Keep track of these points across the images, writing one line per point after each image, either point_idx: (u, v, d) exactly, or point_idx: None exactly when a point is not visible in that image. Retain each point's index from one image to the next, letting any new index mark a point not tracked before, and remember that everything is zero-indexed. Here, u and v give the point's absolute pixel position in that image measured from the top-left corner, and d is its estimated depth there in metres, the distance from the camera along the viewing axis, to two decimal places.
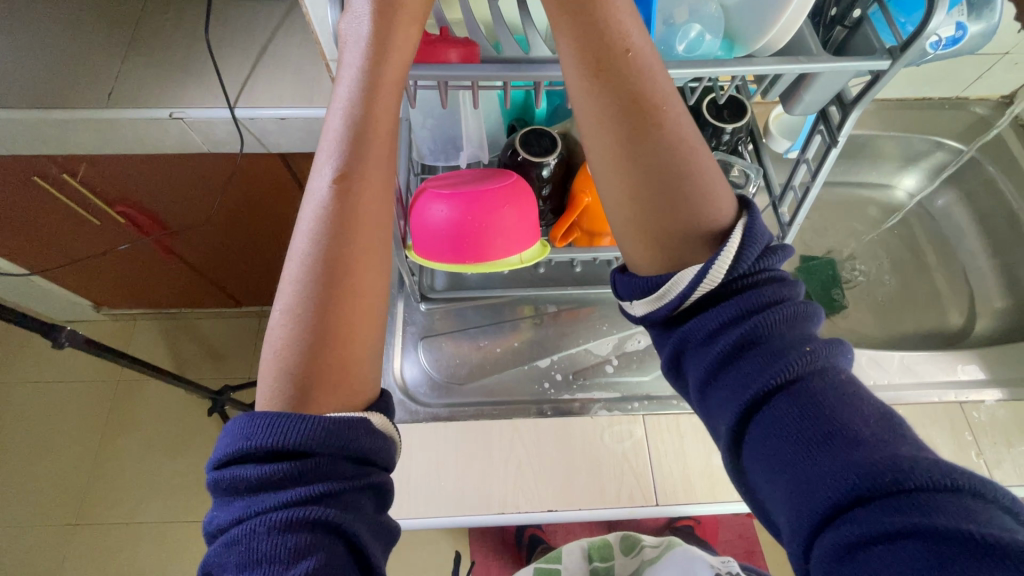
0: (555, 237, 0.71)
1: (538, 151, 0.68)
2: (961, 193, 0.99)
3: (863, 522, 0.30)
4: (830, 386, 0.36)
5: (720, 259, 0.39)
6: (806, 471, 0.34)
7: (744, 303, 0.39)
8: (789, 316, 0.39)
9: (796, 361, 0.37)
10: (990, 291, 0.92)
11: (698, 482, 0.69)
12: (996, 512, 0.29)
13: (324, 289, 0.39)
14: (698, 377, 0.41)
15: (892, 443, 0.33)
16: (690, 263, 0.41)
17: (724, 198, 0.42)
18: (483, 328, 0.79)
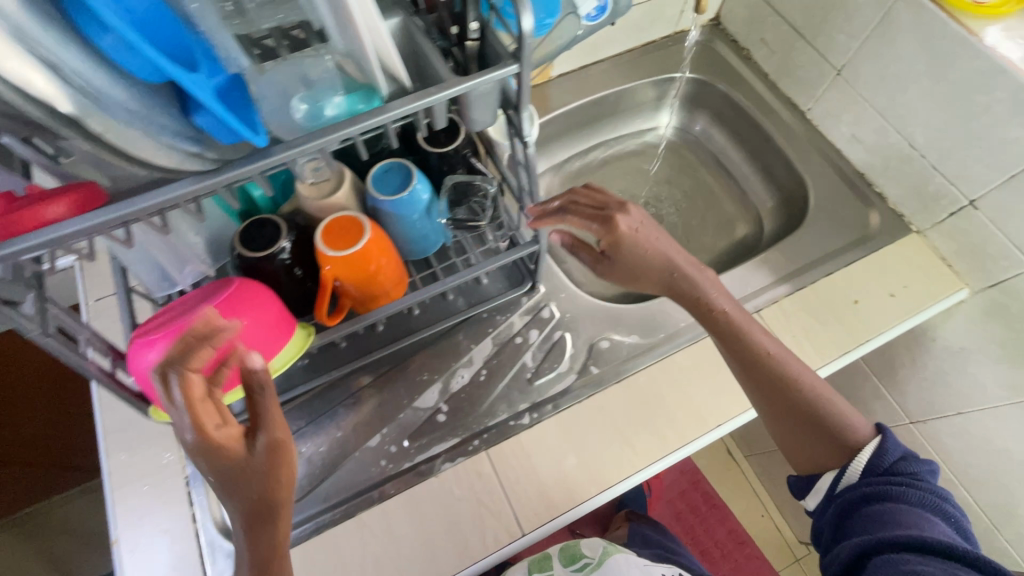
0: (326, 318, 0.66)
1: (268, 238, 0.63)
2: (711, 115, 1.06)
3: (905, 563, 0.50)
4: (917, 500, 0.56)
5: (854, 465, 0.60)
6: (868, 534, 0.55)
7: (856, 476, 0.60)
8: (919, 475, 0.58)
9: (896, 491, 0.57)
10: (760, 193, 1.00)
11: (556, 493, 0.68)
12: (975, 568, 0.48)
13: (256, 512, 0.51)
14: (820, 516, 0.63)
15: (923, 524, 0.53)
16: (833, 463, 0.62)
17: (861, 424, 0.63)
18: (301, 432, 0.73)
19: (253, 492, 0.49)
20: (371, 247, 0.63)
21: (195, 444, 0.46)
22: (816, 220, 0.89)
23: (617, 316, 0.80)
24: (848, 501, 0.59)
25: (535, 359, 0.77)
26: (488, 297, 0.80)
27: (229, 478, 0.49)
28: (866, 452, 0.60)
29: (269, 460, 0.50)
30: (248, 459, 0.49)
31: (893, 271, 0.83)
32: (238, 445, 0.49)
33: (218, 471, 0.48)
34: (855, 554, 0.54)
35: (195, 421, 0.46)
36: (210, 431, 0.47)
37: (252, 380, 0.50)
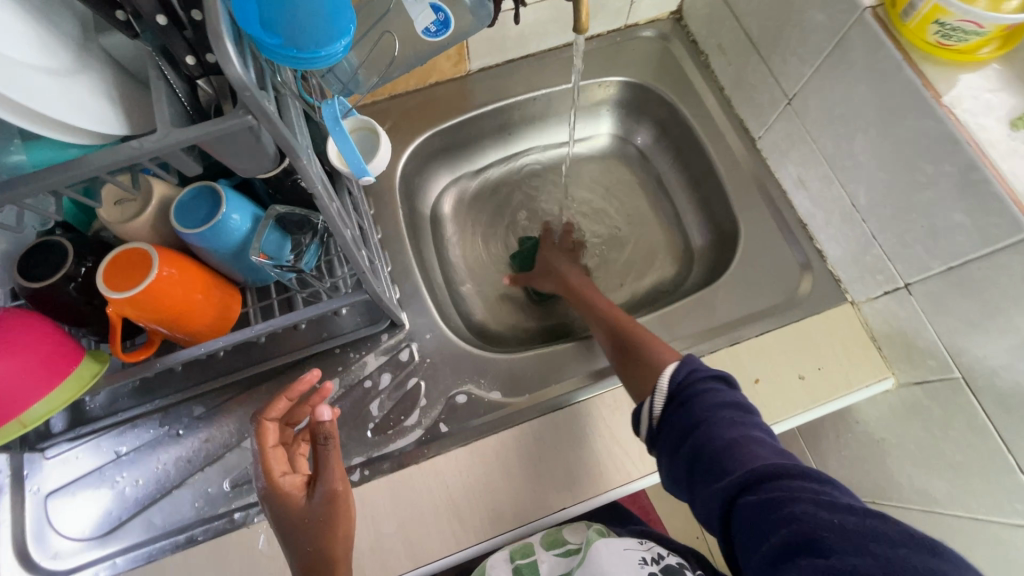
0: (124, 354, 0.59)
1: (53, 263, 0.56)
2: (657, 128, 0.92)
3: (777, 518, 0.46)
4: (733, 423, 0.54)
5: (658, 394, 0.60)
6: (720, 463, 0.52)
7: (666, 403, 0.60)
8: (715, 395, 0.57)
9: (714, 416, 0.55)
10: (694, 229, 0.88)
11: (367, 562, 0.63)
12: (831, 493, 0.47)
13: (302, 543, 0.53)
14: (660, 451, 0.59)
15: (748, 430, 0.54)
16: (659, 399, 0.60)
17: (702, 365, 0.61)
18: (120, 460, 0.69)
19: (308, 544, 0.53)
20: (165, 282, 0.56)
21: (265, 491, 0.55)
22: (738, 274, 0.77)
23: (483, 366, 0.73)
24: (683, 421, 0.57)
25: (382, 407, 0.70)
26: (341, 332, 0.72)
27: (291, 531, 0.54)
28: (664, 374, 0.61)
29: (327, 514, 0.54)
30: (311, 512, 0.54)
31: (810, 347, 0.71)
32: (300, 498, 0.55)
33: (280, 519, 0.54)
34: (726, 488, 0.51)
35: (270, 468, 0.56)
36: (279, 478, 0.56)
37: (316, 433, 0.57)
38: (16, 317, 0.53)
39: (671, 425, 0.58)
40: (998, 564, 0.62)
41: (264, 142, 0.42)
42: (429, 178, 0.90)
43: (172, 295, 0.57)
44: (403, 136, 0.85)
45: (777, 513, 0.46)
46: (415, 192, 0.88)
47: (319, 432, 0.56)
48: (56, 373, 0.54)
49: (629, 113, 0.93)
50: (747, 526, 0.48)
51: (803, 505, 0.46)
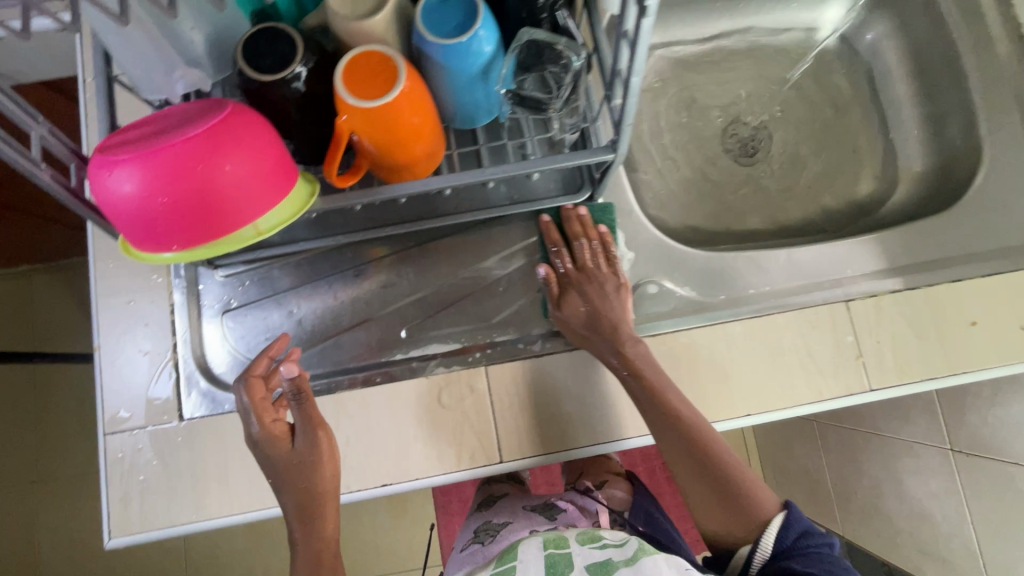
0: (334, 176, 0.53)
1: (271, 61, 0.49)
2: (894, 22, 0.79)
3: None
4: (820, 553, 0.55)
5: (765, 537, 0.56)
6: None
7: (766, 557, 0.56)
8: (809, 546, 0.56)
9: (797, 553, 0.55)
10: (911, 150, 0.78)
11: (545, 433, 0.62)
12: None
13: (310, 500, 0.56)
14: None
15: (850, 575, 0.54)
16: (749, 545, 0.57)
17: (766, 496, 0.59)
18: (295, 291, 0.66)
19: (301, 482, 0.55)
20: (402, 99, 0.48)
21: (258, 434, 0.56)
22: (971, 207, 0.68)
23: (676, 260, 0.68)
24: (787, 565, 0.55)
25: (565, 283, 0.67)
26: (535, 197, 0.66)
27: (280, 476, 0.56)
28: (770, 532, 0.56)
29: (311, 455, 0.56)
30: (297, 453, 0.56)
31: None
32: (287, 439, 0.56)
33: (279, 464, 0.56)
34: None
35: (311, 411, 0.56)
36: (269, 424, 0.56)
37: (296, 387, 0.55)
38: (244, 117, 0.46)
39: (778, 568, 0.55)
40: None
41: None
42: None
43: (401, 115, 0.50)
44: None
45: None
46: None
47: (296, 387, 0.55)
48: (265, 190, 0.47)
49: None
50: None
51: None
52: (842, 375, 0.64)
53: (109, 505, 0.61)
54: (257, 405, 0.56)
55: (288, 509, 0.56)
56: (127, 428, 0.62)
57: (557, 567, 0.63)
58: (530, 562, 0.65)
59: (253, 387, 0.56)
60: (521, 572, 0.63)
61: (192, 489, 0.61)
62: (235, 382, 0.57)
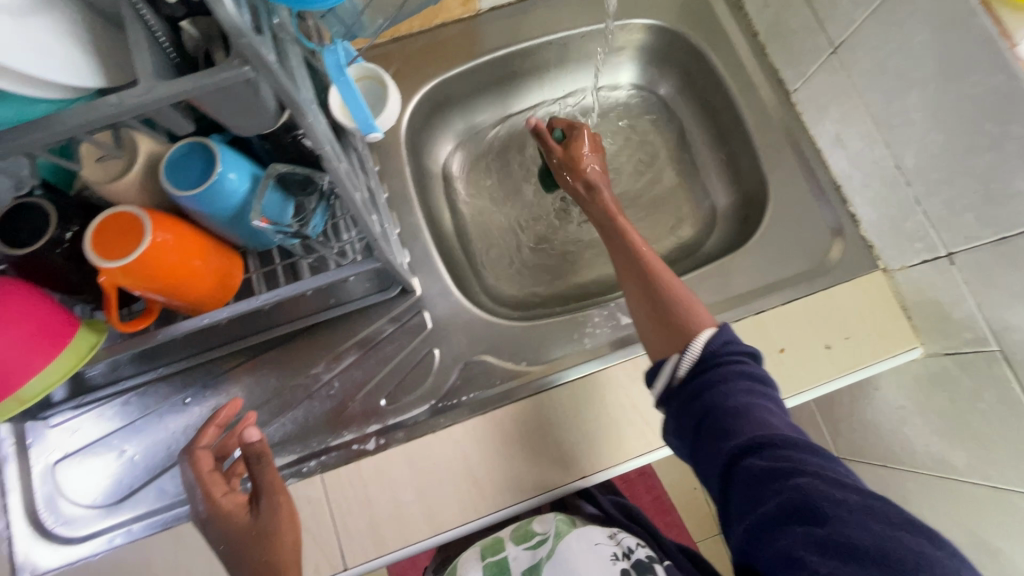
0: (120, 325, 0.56)
1: (27, 234, 0.51)
2: (681, 77, 0.85)
3: (745, 512, 0.46)
4: (743, 374, 0.52)
5: (692, 348, 0.54)
6: (768, 442, 0.47)
7: (693, 363, 0.54)
8: (734, 369, 0.52)
9: (727, 372, 0.52)
10: (717, 189, 0.83)
11: (387, 530, 0.63)
12: (797, 455, 0.45)
13: None
14: (669, 409, 0.55)
15: (765, 402, 0.50)
16: (674, 358, 0.55)
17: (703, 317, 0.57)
18: (129, 427, 0.67)
19: (261, 556, 0.52)
20: (158, 247, 0.51)
21: (206, 512, 0.53)
22: (765, 240, 0.73)
23: (498, 336, 0.70)
24: (706, 386, 0.52)
25: (392, 377, 0.68)
26: (351, 298, 0.69)
27: (238, 551, 0.52)
28: (702, 337, 0.54)
29: (270, 524, 0.54)
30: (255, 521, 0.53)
31: (839, 315, 0.69)
32: (245, 512, 0.54)
33: (231, 539, 0.53)
34: (769, 503, 0.44)
35: (262, 476, 0.54)
36: (219, 499, 0.54)
37: (250, 454, 0.53)
38: (16, 288, 0.49)
39: (692, 391, 0.53)
40: (1013, 532, 0.63)
41: (262, 98, 0.37)
42: (436, 131, 0.85)
43: (164, 261, 0.53)
44: (407, 86, 0.78)
45: (869, 544, 0.39)
46: (422, 148, 0.82)
47: (252, 453, 0.53)
48: (39, 350, 0.50)
49: (649, 61, 0.87)
50: (744, 492, 0.46)
51: (813, 465, 0.44)
52: None
53: None
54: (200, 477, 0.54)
55: None
56: None
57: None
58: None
59: (202, 458, 0.55)
60: None
61: None
62: (180, 454, 0.56)
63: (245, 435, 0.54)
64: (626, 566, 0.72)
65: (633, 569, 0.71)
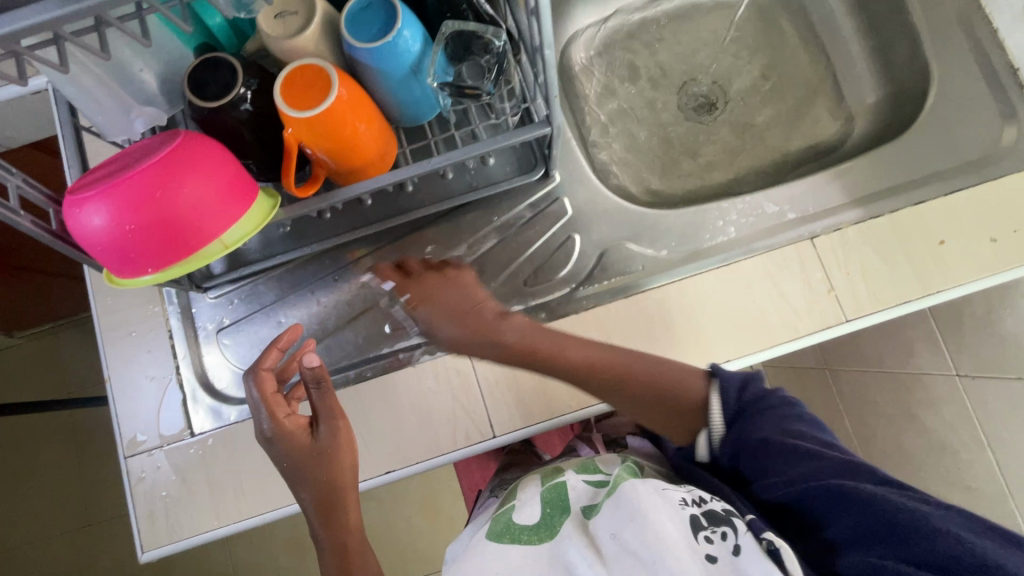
0: (294, 187, 0.57)
1: (217, 88, 0.52)
2: None
3: (849, 560, 0.45)
4: (775, 413, 0.52)
5: (715, 402, 0.54)
6: (848, 477, 0.48)
7: (720, 402, 0.54)
8: (781, 409, 0.53)
9: (778, 416, 0.52)
10: (863, 83, 0.78)
11: (533, 403, 0.65)
12: (865, 484, 0.47)
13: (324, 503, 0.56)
14: (724, 458, 0.54)
15: (813, 437, 0.51)
16: (693, 423, 0.56)
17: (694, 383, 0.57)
18: (282, 301, 0.70)
19: (320, 475, 0.56)
20: (341, 104, 0.52)
21: (270, 430, 0.57)
22: (927, 128, 0.68)
23: (638, 224, 0.69)
24: (748, 429, 0.52)
25: (533, 261, 0.69)
26: (492, 181, 0.69)
27: (297, 467, 0.56)
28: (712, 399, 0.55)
29: (331, 444, 0.57)
30: (318, 442, 0.57)
31: (1008, 207, 0.65)
32: (306, 434, 0.57)
33: (293, 457, 0.56)
34: (856, 522, 0.46)
35: (327, 403, 0.57)
36: (282, 418, 0.57)
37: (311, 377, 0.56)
38: (214, 144, 0.51)
39: (744, 434, 0.52)
40: None
41: None
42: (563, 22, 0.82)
43: (344, 118, 0.53)
44: None
45: (953, 554, 0.42)
46: None
47: (312, 376, 0.55)
48: (224, 204, 0.51)
49: None
50: (844, 532, 0.46)
51: (885, 491, 0.46)
52: (816, 313, 0.65)
53: (138, 521, 0.65)
54: (265, 401, 0.57)
55: (309, 508, 0.57)
56: (145, 449, 0.67)
57: (554, 513, 0.51)
58: (528, 502, 0.53)
59: (266, 381, 0.58)
60: (518, 514, 0.52)
61: (211, 497, 0.65)
62: (244, 376, 0.59)
63: (304, 360, 0.56)
64: (697, 513, 0.47)
65: (708, 520, 0.46)
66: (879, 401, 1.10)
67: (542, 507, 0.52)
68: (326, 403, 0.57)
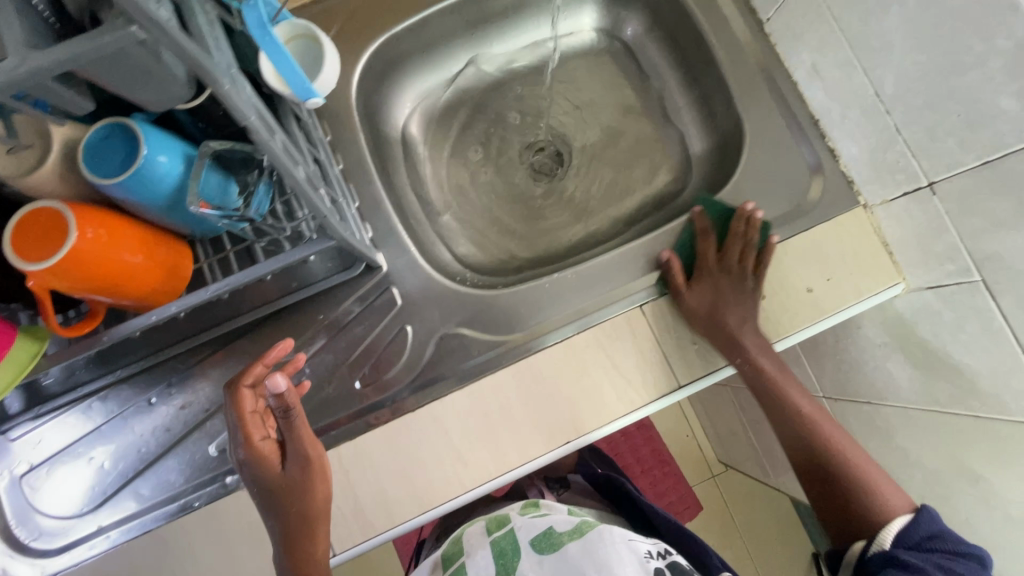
0: (61, 330, 0.52)
1: None
2: (648, 13, 0.80)
3: None
4: (950, 545, 0.51)
5: (888, 527, 0.54)
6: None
7: (898, 526, 0.54)
8: (949, 538, 0.52)
9: (945, 538, 0.52)
10: (691, 133, 0.79)
11: (374, 513, 0.62)
12: None
13: (297, 526, 0.53)
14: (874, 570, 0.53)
15: (962, 564, 0.50)
16: (868, 532, 0.55)
17: (896, 500, 0.56)
18: (93, 433, 0.64)
19: (294, 506, 0.53)
20: (87, 245, 0.47)
21: (243, 455, 0.51)
22: (743, 183, 0.70)
23: (472, 306, 0.67)
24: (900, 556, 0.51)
25: (365, 358, 0.66)
26: (313, 281, 0.65)
27: (268, 496, 0.53)
28: (895, 525, 0.54)
29: (303, 476, 0.53)
30: (287, 476, 0.53)
31: (819, 255, 0.67)
32: (277, 468, 0.53)
33: (260, 484, 0.52)
34: None
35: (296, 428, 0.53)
36: (258, 442, 0.52)
37: (283, 405, 0.52)
38: None
39: (935, 537, 0.52)
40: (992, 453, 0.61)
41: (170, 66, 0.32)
42: (392, 92, 0.78)
43: (98, 257, 0.48)
44: (353, 43, 0.72)
45: None
46: (377, 113, 0.77)
47: (282, 402, 0.52)
48: None
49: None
50: None
51: None
52: (651, 380, 0.64)
53: None
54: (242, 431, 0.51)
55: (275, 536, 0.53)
56: None
57: (507, 556, 0.56)
58: (478, 552, 0.57)
59: (245, 399, 0.52)
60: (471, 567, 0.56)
61: None
62: (226, 389, 0.53)
63: (272, 387, 0.51)
64: (660, 565, 0.53)
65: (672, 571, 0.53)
66: (769, 415, 1.13)
67: (494, 558, 0.56)
68: (290, 430, 0.53)
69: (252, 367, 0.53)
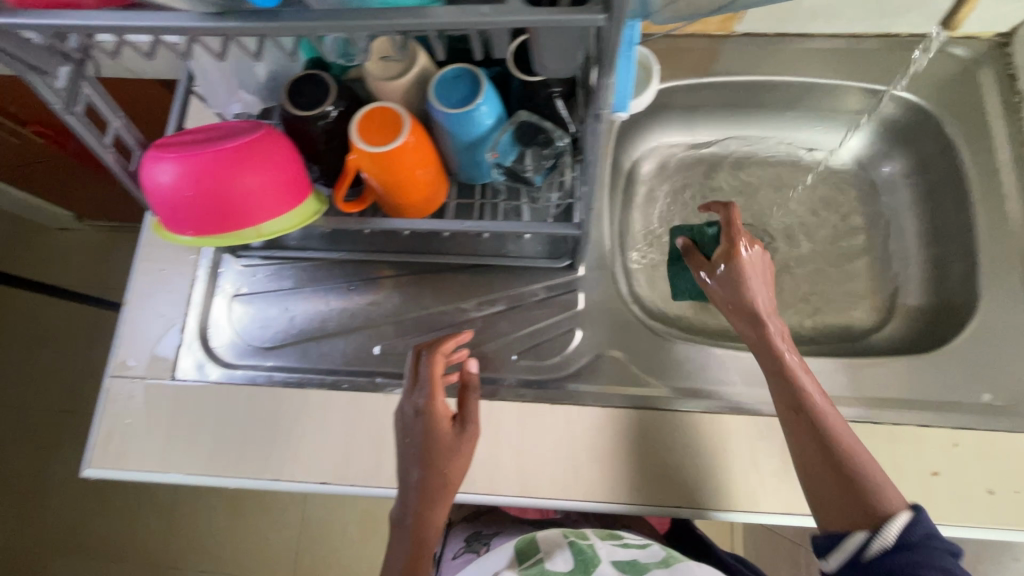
0: (343, 202, 0.62)
1: (307, 102, 0.59)
2: (913, 160, 0.80)
3: None
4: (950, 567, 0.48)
5: (869, 535, 0.52)
6: None
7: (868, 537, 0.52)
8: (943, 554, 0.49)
9: (927, 548, 0.50)
10: (910, 285, 0.77)
11: (473, 474, 0.64)
12: None
13: (433, 491, 0.59)
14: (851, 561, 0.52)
15: None
16: (885, 509, 0.53)
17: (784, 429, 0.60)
18: (298, 290, 0.75)
19: (445, 466, 0.59)
20: (407, 150, 0.57)
21: (423, 406, 0.60)
22: (956, 355, 0.67)
23: (640, 343, 0.71)
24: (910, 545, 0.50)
25: (531, 338, 0.71)
26: (520, 254, 0.72)
27: (431, 452, 0.59)
28: (894, 523, 0.51)
29: (463, 445, 0.60)
30: (457, 442, 0.60)
31: (1018, 465, 0.61)
32: (449, 428, 0.60)
33: (427, 439, 0.59)
34: None
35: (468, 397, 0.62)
36: (437, 403, 0.61)
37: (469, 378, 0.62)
38: (282, 141, 0.57)
39: (931, 544, 0.50)
40: None
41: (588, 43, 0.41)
42: (644, 132, 0.86)
43: (406, 165, 0.58)
44: None
45: None
46: (625, 144, 0.84)
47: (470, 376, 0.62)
48: (275, 203, 0.57)
49: (884, 134, 0.82)
50: None
51: None
52: (783, 493, 0.62)
53: (93, 439, 0.70)
54: (430, 388, 0.61)
55: (414, 490, 0.59)
56: (131, 374, 0.71)
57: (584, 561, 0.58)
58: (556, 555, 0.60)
59: (435, 363, 0.62)
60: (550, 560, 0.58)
61: (165, 440, 0.69)
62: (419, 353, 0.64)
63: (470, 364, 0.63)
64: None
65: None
66: None
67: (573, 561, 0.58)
68: (464, 399, 0.62)
69: (453, 340, 0.64)
